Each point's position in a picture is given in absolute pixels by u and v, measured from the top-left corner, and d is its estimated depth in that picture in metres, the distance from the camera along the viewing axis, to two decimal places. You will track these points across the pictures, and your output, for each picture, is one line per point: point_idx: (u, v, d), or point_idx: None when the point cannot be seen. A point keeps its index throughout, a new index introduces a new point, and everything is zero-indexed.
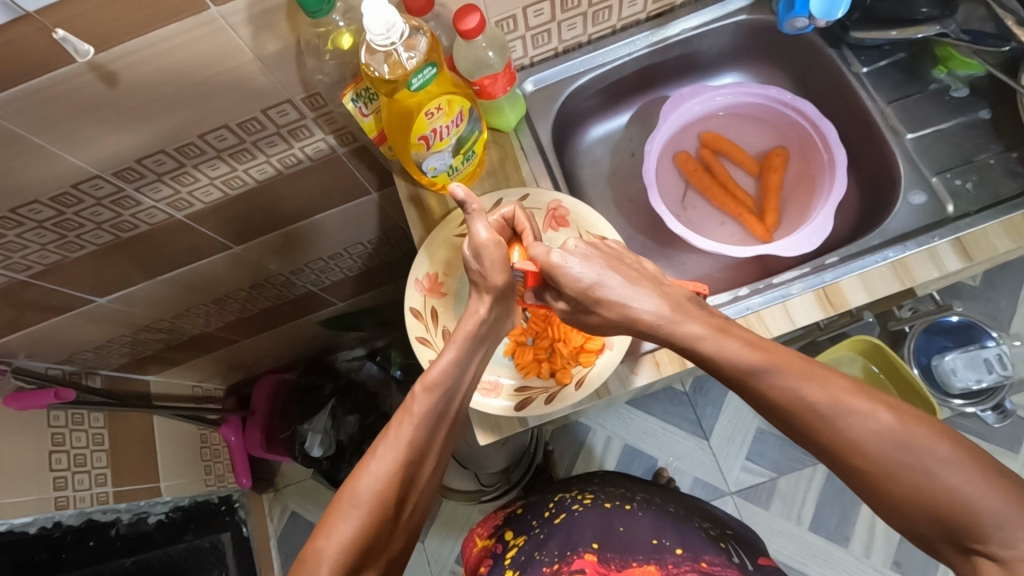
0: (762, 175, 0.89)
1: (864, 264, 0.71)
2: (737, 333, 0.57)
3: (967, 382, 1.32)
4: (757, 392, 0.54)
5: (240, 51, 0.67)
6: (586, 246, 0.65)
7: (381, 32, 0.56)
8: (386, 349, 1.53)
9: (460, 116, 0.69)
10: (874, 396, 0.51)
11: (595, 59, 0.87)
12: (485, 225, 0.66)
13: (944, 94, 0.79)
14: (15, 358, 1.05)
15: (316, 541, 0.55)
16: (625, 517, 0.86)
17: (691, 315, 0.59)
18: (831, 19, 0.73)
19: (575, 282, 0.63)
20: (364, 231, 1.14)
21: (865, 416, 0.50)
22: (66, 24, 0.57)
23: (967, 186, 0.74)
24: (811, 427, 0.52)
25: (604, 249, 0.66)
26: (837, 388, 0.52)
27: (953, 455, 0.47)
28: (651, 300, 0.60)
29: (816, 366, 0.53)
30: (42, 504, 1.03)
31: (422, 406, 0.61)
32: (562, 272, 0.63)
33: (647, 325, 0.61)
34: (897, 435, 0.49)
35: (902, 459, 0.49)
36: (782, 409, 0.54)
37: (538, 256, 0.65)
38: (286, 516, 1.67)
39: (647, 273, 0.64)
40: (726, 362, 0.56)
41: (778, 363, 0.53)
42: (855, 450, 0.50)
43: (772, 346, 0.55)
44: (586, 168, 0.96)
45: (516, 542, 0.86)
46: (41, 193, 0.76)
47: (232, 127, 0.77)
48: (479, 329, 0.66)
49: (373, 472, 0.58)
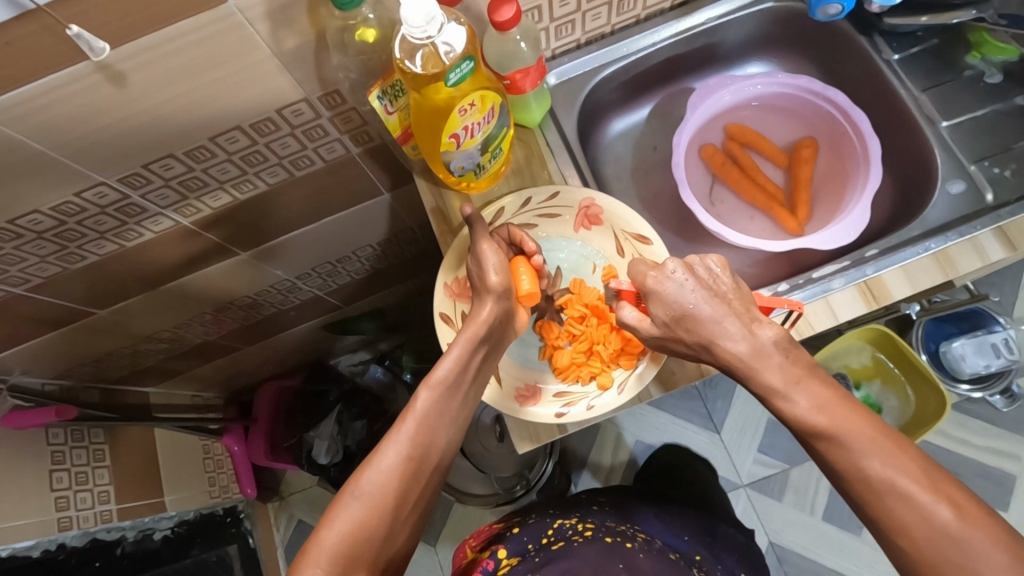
0: (791, 167, 0.88)
1: (905, 256, 0.70)
2: (814, 388, 0.54)
3: (976, 367, 1.33)
4: (820, 450, 0.53)
5: (258, 48, 0.63)
6: (688, 269, 0.58)
7: (420, 25, 0.53)
8: (394, 351, 1.46)
9: (491, 113, 0.66)
10: (936, 487, 0.49)
11: (619, 50, 0.84)
12: (487, 238, 0.65)
13: (978, 81, 0.78)
14: (10, 375, 1.00)
15: (316, 534, 0.54)
16: (625, 557, 0.84)
17: (773, 364, 0.55)
18: (887, 5, 0.72)
19: (667, 309, 0.58)
20: (374, 232, 1.10)
21: (925, 509, 0.48)
22: (80, 20, 0.53)
23: (1007, 174, 0.73)
24: (864, 500, 0.51)
25: (713, 278, 0.59)
26: (901, 470, 0.50)
27: (1009, 564, 0.46)
28: (742, 338, 0.55)
29: (883, 439, 0.51)
30: (45, 525, 0.98)
31: (425, 402, 0.59)
32: (657, 294, 0.58)
33: (728, 361, 0.57)
34: (952, 533, 0.48)
35: (953, 556, 0.48)
36: (837, 473, 0.53)
37: (636, 274, 0.60)
38: (292, 525, 1.64)
39: (748, 306, 0.58)
40: (794, 418, 0.54)
41: (846, 429, 0.51)
42: (902, 534, 0.49)
43: (841, 408, 0.53)
44: (608, 164, 0.93)
45: (509, 561, 0.84)
46: (41, 204, 0.71)
47: (245, 128, 0.73)
48: (481, 330, 0.63)
49: (376, 466, 0.56)
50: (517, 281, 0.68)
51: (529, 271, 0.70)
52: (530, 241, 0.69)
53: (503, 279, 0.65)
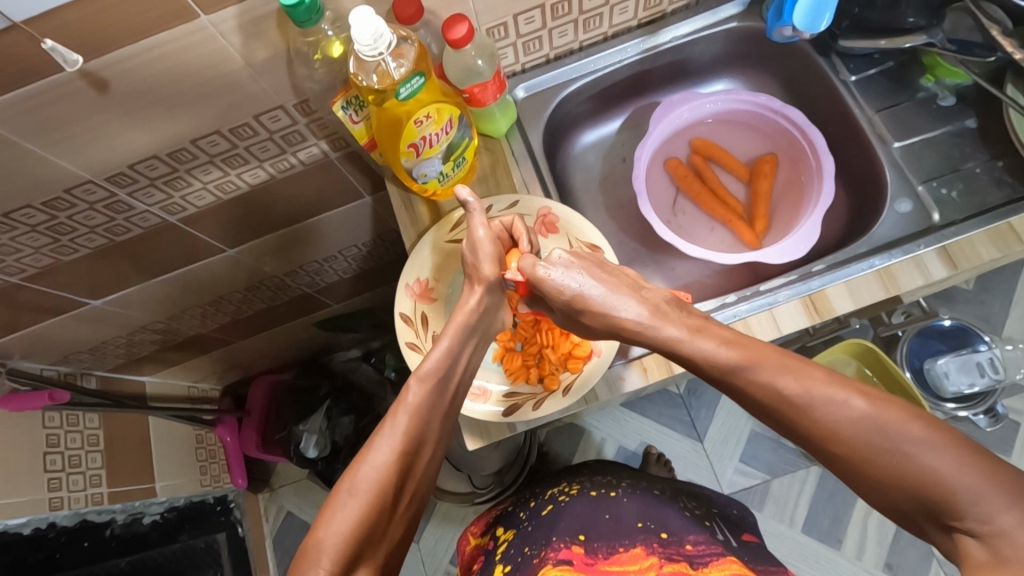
0: (752, 181, 0.90)
1: (850, 271, 0.72)
2: (714, 331, 0.58)
3: (959, 386, 1.30)
4: (738, 389, 0.56)
5: (230, 57, 0.67)
6: (570, 254, 0.66)
7: (368, 43, 0.57)
8: (381, 351, 1.54)
9: (449, 124, 0.69)
10: (846, 383, 0.51)
11: (587, 65, 0.87)
12: (483, 224, 0.68)
13: (931, 103, 0.80)
14: (9, 359, 1.05)
15: (315, 534, 0.53)
16: (611, 504, 0.80)
17: (670, 317, 0.60)
18: (815, 31, 0.76)
19: (558, 292, 0.65)
20: (360, 234, 1.14)
21: (840, 403, 0.50)
22: (54, 34, 0.58)
23: (953, 195, 0.75)
24: (791, 419, 0.53)
25: (586, 256, 0.67)
26: (812, 378, 0.52)
27: (928, 436, 0.47)
28: (633, 306, 0.61)
29: (792, 360, 0.54)
30: (37, 505, 1.03)
31: (416, 394, 0.61)
32: (547, 284, 0.65)
33: (630, 330, 0.62)
34: (872, 420, 0.49)
35: (878, 443, 0.48)
36: (760, 402, 0.54)
37: (524, 267, 0.66)
38: (281, 516, 1.68)
39: (627, 277, 0.65)
40: (704, 359, 0.57)
41: (754, 360, 0.54)
42: (832, 436, 0.50)
43: (747, 342, 0.56)
44: (578, 173, 0.96)
45: (507, 537, 0.81)
46: (33, 199, 0.76)
47: (224, 132, 0.77)
48: (470, 319, 0.66)
49: (371, 461, 0.57)
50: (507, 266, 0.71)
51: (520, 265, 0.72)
52: (527, 238, 0.72)
53: (495, 270, 0.69)
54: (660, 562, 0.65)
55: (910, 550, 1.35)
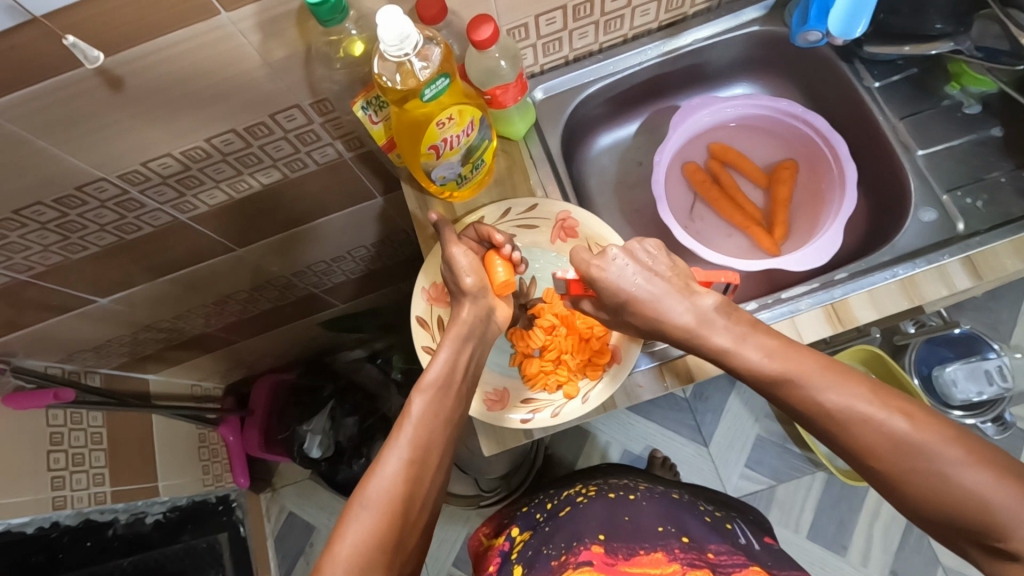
0: (770, 187, 0.89)
1: (873, 280, 0.71)
2: (759, 341, 0.57)
3: (968, 394, 1.29)
4: (779, 398, 0.55)
5: (250, 56, 0.66)
6: (626, 254, 0.64)
7: (394, 44, 0.56)
8: (387, 351, 1.52)
9: (471, 125, 0.69)
10: (888, 402, 0.50)
11: (606, 67, 0.86)
12: (455, 242, 0.69)
13: (955, 111, 0.80)
14: (14, 357, 1.03)
15: (329, 548, 0.52)
16: (630, 506, 0.79)
17: (718, 327, 0.59)
18: (849, 38, 0.76)
19: (614, 293, 0.63)
20: (368, 234, 1.13)
21: (880, 423, 0.50)
22: (75, 30, 0.56)
23: (978, 205, 0.74)
24: (829, 432, 0.53)
25: (658, 254, 0.64)
26: (854, 395, 0.51)
27: (966, 458, 0.47)
28: (684, 309, 0.61)
29: (835, 371, 0.53)
30: (40, 504, 1.01)
31: (419, 407, 0.61)
32: (602, 283, 0.64)
33: (678, 334, 0.61)
34: (912, 440, 0.48)
35: (916, 463, 0.48)
36: (800, 412, 0.54)
37: (578, 261, 0.65)
38: (283, 516, 1.66)
39: (680, 279, 0.63)
40: (748, 369, 0.57)
41: (798, 372, 0.54)
42: (870, 455, 0.50)
43: (791, 352, 0.55)
44: (593, 176, 0.95)
45: (523, 538, 0.81)
46: (44, 196, 0.75)
47: (239, 131, 0.76)
48: (463, 329, 0.66)
49: (380, 473, 0.56)
50: (493, 277, 0.71)
51: (505, 264, 0.72)
52: (499, 236, 0.71)
53: (477, 279, 0.69)
54: (682, 570, 0.65)
55: (915, 558, 1.34)
